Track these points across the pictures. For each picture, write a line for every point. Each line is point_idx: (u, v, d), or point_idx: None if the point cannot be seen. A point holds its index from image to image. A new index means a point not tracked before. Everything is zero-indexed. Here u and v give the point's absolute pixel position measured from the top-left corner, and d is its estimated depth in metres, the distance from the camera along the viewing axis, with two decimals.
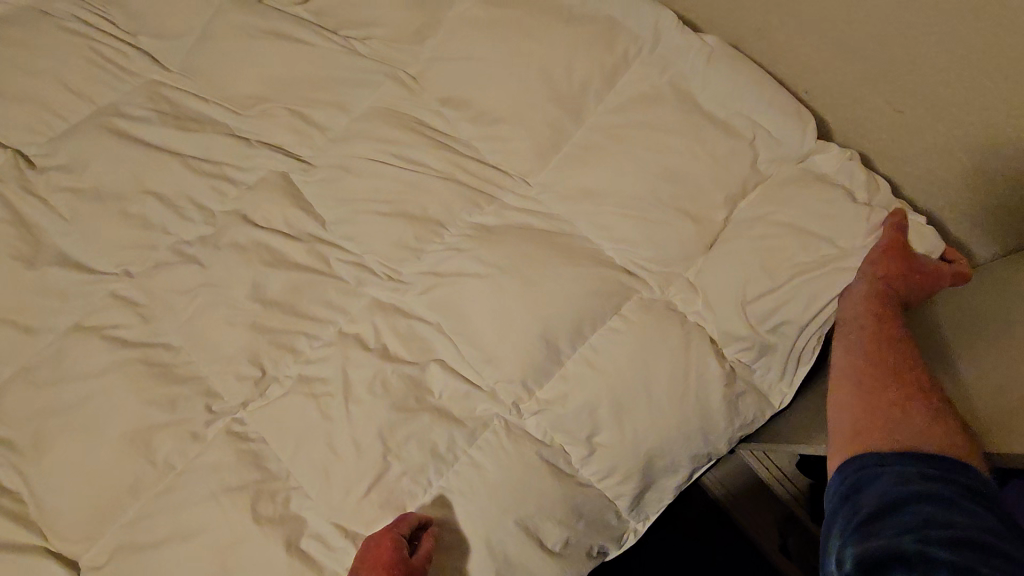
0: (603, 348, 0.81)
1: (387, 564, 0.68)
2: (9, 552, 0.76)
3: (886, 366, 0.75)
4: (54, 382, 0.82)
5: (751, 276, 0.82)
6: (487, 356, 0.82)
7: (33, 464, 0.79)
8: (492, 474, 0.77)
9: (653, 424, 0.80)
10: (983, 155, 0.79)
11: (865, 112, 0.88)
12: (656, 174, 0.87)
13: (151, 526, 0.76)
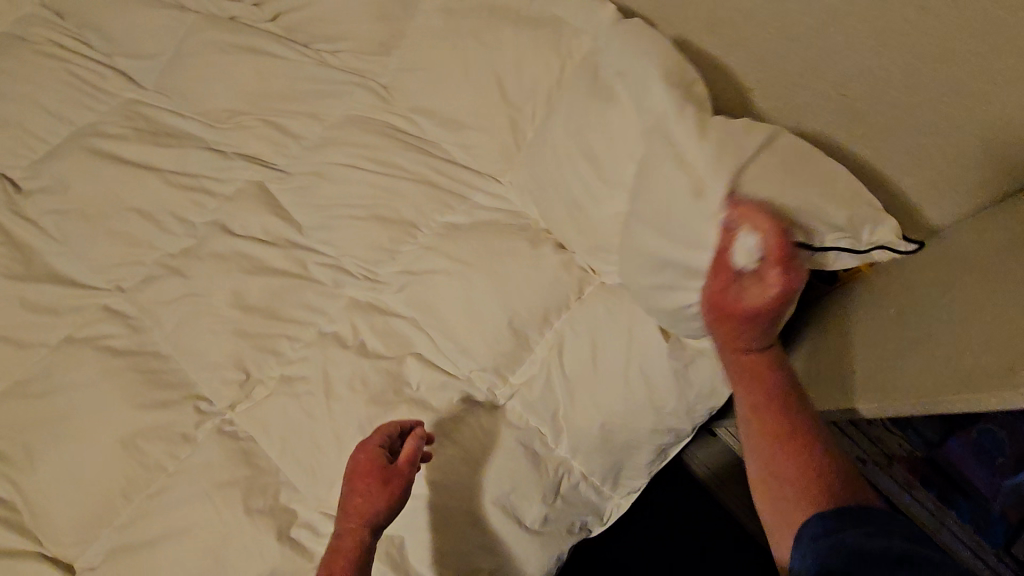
0: (566, 331, 0.85)
1: (365, 474, 0.72)
2: (8, 559, 0.78)
3: (777, 428, 0.67)
4: (45, 393, 0.85)
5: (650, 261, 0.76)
6: (462, 348, 0.85)
7: (27, 473, 0.82)
8: (470, 458, 0.81)
9: (604, 412, 0.82)
10: (980, 117, 0.68)
11: (809, 96, 0.81)
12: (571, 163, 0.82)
13: (145, 526, 0.79)
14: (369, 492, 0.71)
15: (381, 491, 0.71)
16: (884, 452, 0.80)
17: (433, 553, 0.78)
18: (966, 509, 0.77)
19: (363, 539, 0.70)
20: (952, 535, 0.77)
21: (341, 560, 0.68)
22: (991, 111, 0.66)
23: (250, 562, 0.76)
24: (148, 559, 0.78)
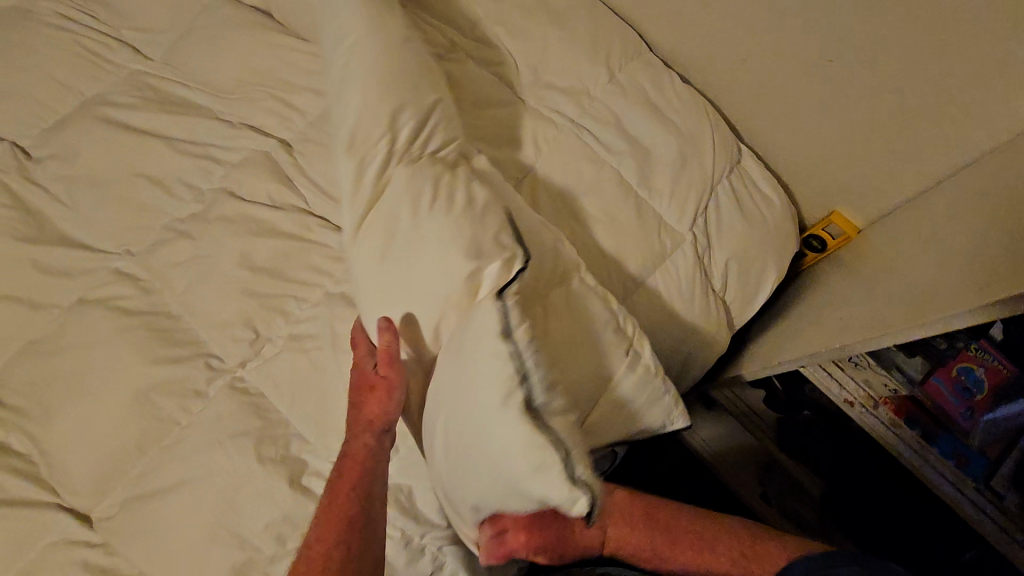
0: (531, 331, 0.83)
1: (366, 387, 0.77)
2: (25, 508, 0.81)
3: (652, 542, 0.82)
4: (58, 351, 0.87)
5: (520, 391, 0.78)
6: None
7: (43, 428, 0.84)
8: None
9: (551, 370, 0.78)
10: (887, 118, 0.96)
11: (784, 96, 1.06)
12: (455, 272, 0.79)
13: (160, 476, 0.82)
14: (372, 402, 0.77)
15: (380, 400, 0.76)
16: (872, 394, 0.87)
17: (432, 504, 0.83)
18: (949, 442, 0.81)
19: (369, 443, 0.76)
20: (941, 475, 0.80)
21: (353, 462, 0.75)
22: (918, 117, 0.92)
23: (263, 506, 0.80)
24: (163, 508, 0.80)
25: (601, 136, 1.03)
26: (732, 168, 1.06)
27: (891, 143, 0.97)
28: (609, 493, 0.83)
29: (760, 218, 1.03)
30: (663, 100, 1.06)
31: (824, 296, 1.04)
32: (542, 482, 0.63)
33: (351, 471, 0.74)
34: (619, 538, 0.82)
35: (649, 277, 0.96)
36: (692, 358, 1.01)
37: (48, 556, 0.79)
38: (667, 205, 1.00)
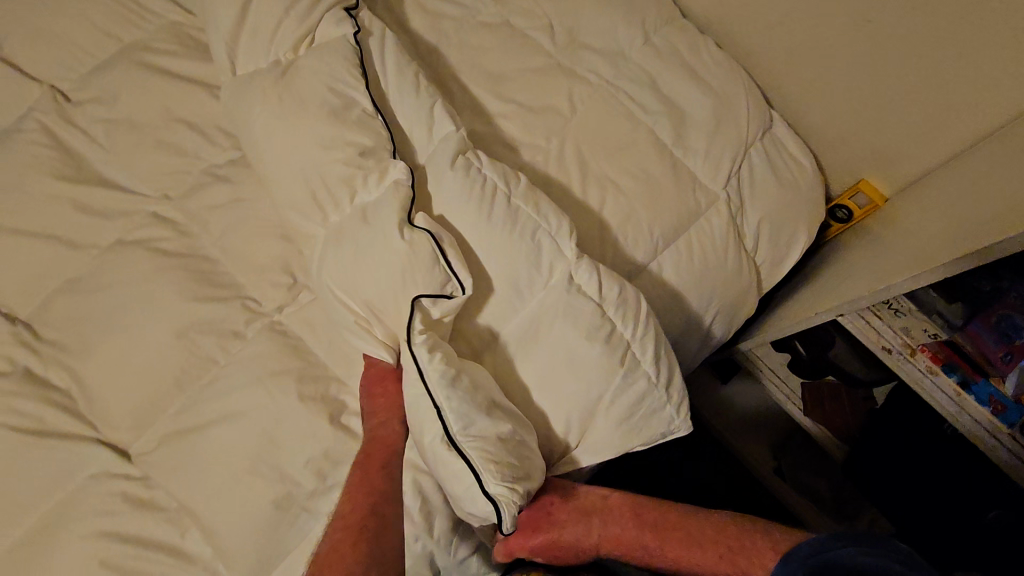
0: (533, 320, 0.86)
1: (391, 380, 0.83)
2: (62, 440, 0.80)
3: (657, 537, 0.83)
4: (98, 289, 0.88)
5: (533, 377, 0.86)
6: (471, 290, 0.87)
7: (83, 362, 0.85)
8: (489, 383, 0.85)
9: (543, 363, 0.86)
10: (916, 76, 0.96)
11: (814, 50, 1.05)
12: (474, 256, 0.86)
13: (200, 412, 0.83)
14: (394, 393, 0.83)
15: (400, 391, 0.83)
16: (911, 340, 0.82)
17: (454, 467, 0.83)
18: (984, 389, 0.79)
19: (397, 430, 0.81)
20: (974, 420, 0.78)
21: (381, 445, 0.80)
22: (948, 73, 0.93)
23: (304, 441, 0.81)
24: (203, 445, 0.81)
25: (635, 97, 1.04)
26: (765, 132, 1.07)
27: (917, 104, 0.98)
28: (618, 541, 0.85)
29: (792, 183, 1.04)
30: (698, 64, 1.07)
31: (844, 267, 1.04)
32: (456, 420, 0.74)
33: (378, 453, 0.79)
34: (611, 539, 0.85)
35: (682, 234, 0.97)
36: (722, 318, 1.02)
37: (89, 489, 0.79)
38: (702, 166, 1.01)
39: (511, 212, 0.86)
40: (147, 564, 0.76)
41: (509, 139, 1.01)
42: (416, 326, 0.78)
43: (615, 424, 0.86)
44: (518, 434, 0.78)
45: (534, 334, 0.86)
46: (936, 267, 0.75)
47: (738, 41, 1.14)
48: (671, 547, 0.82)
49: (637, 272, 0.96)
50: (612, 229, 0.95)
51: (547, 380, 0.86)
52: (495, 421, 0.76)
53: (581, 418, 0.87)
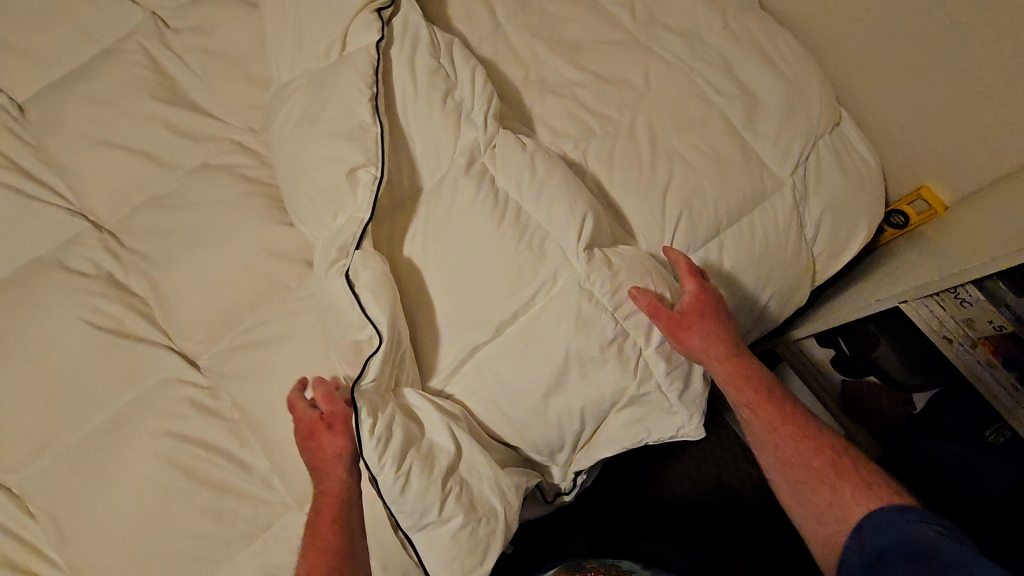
0: (530, 326, 0.81)
1: (324, 428, 0.74)
2: (139, 343, 0.85)
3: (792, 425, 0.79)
4: (181, 206, 0.91)
5: (523, 391, 0.81)
6: (463, 288, 0.81)
7: (162, 272, 0.88)
8: (491, 383, 0.83)
9: (538, 380, 0.80)
10: (992, 76, 0.93)
11: (891, 43, 1.04)
12: (462, 262, 0.81)
13: (267, 330, 0.86)
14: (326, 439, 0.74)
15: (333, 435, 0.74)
16: (971, 331, 0.81)
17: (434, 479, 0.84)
18: None
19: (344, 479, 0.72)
20: None
21: (327, 500, 0.70)
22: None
23: None
24: (268, 363, 0.84)
25: (712, 80, 1.05)
26: (834, 128, 1.08)
27: (988, 106, 0.95)
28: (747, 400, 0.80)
29: (855, 180, 1.06)
30: (775, 55, 1.08)
31: (865, 297, 1.01)
32: (407, 517, 0.75)
33: (330, 509, 0.70)
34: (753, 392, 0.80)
35: (743, 216, 0.99)
36: (773, 303, 1.04)
37: (159, 391, 0.83)
38: (769, 156, 1.02)
39: (519, 221, 0.82)
40: (208, 465, 0.80)
41: (583, 107, 1.02)
42: (368, 422, 0.72)
43: (622, 425, 0.86)
44: (491, 485, 0.79)
45: (525, 343, 0.81)
46: (994, 264, 0.74)
47: (816, 33, 1.14)
48: (794, 436, 0.78)
49: (695, 250, 0.97)
50: (676, 203, 0.96)
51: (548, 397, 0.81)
52: (447, 513, 0.76)
53: (586, 424, 0.85)
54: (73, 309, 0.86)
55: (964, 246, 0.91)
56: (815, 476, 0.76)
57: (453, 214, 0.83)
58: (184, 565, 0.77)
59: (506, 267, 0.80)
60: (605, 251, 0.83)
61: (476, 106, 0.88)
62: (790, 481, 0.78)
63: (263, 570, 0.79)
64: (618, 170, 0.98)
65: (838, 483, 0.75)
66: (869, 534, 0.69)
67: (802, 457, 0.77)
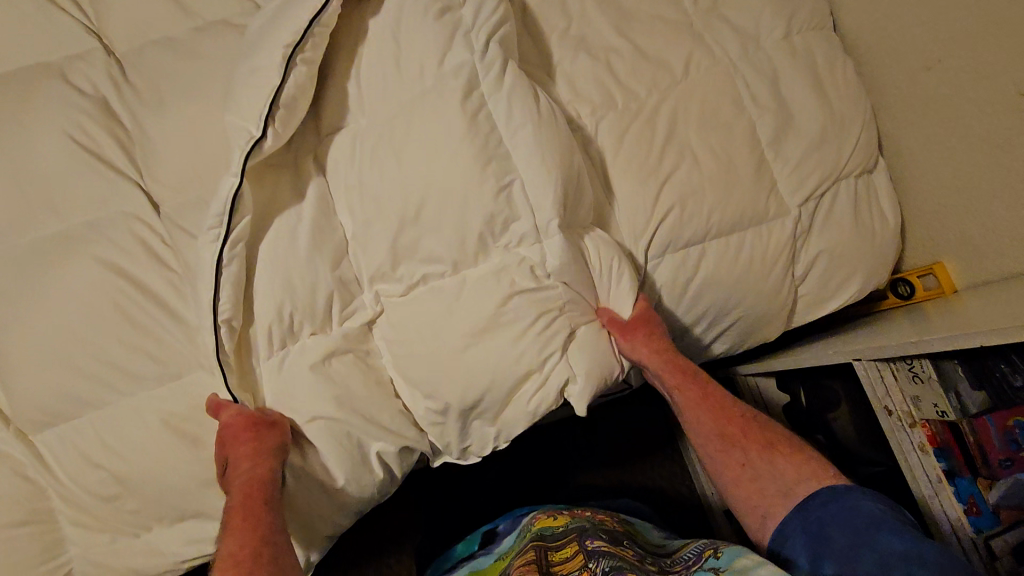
0: (477, 271, 0.82)
1: (248, 425, 0.77)
2: (111, 172, 0.87)
3: (739, 423, 0.83)
4: (187, 53, 0.91)
5: (448, 333, 0.81)
6: (418, 214, 0.80)
7: (149, 112, 0.89)
8: (421, 310, 0.82)
9: (448, 395, 0.82)
10: None
11: (954, 102, 0.96)
12: (424, 190, 0.79)
13: None
14: (235, 476, 0.75)
15: (255, 425, 0.77)
16: (916, 411, 0.76)
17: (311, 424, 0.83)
18: (967, 486, 0.73)
19: (274, 469, 0.76)
20: (944, 512, 0.73)
21: (253, 486, 0.74)
22: None
23: (310, 260, 0.83)
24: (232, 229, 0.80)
25: (752, 87, 1.00)
26: (862, 174, 1.03)
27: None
28: (693, 403, 0.85)
29: (866, 233, 1.01)
30: (828, 82, 1.02)
31: (825, 346, 0.97)
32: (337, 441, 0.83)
33: (256, 491, 0.74)
34: (697, 403, 0.85)
35: (738, 232, 0.96)
36: (741, 327, 1.01)
37: (117, 222, 0.86)
38: (784, 181, 0.98)
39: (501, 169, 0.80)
40: (138, 304, 0.83)
41: (613, 76, 0.99)
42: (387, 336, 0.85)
43: (523, 401, 0.85)
44: (427, 401, 0.84)
45: (474, 290, 0.81)
46: (951, 341, 0.70)
47: (880, 74, 1.06)
48: (713, 415, 0.84)
49: (675, 249, 0.94)
50: (671, 200, 0.93)
51: (463, 410, 0.83)
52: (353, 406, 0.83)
53: (498, 386, 0.82)
54: (60, 120, 0.88)
55: (937, 323, 0.87)
56: (729, 445, 0.82)
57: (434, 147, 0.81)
58: (89, 386, 0.80)
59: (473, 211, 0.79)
60: (591, 237, 0.86)
61: (483, 25, 0.82)
62: (713, 454, 0.83)
63: (158, 416, 0.80)
64: (624, 150, 0.95)
65: (749, 447, 0.81)
66: (812, 508, 0.72)
67: (721, 427, 0.83)
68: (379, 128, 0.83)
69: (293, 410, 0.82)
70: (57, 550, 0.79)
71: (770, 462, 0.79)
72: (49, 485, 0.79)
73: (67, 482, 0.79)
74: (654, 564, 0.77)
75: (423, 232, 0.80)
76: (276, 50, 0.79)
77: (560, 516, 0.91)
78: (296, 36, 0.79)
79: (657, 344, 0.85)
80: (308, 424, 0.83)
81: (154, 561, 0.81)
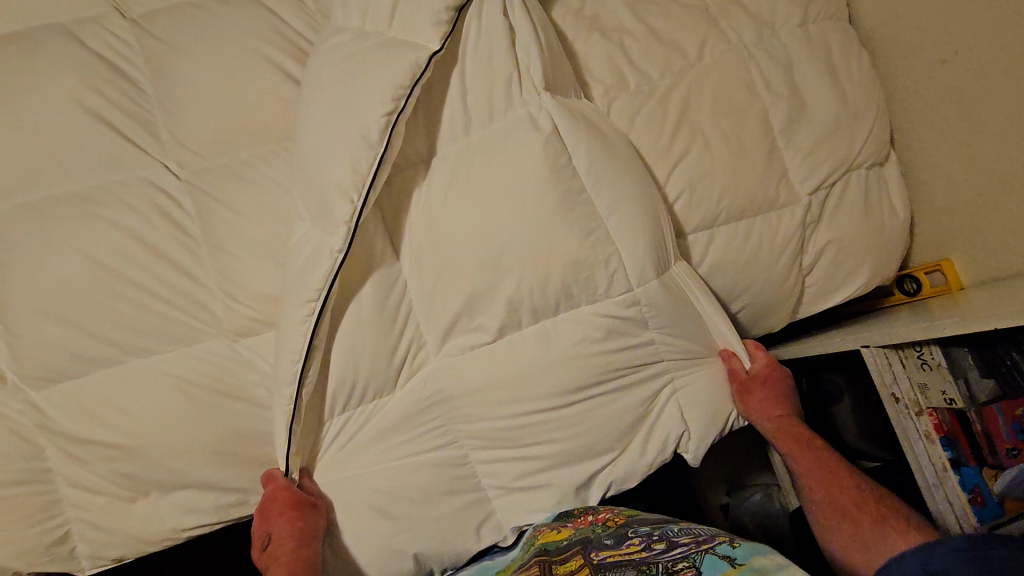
0: (568, 321, 0.81)
1: (289, 502, 0.79)
2: (119, 134, 0.86)
3: (848, 493, 0.79)
4: (198, 18, 0.91)
5: (528, 392, 0.81)
6: (436, 189, 0.81)
7: (159, 75, 0.89)
8: (427, 279, 0.82)
9: (534, 460, 0.84)
10: None
11: (967, 94, 0.96)
12: (450, 165, 0.81)
13: (257, 167, 0.87)
14: (280, 552, 0.77)
15: (294, 502, 0.79)
16: (922, 399, 0.75)
17: (357, 455, 0.84)
18: (972, 476, 0.73)
19: (315, 550, 0.78)
20: (947, 501, 0.73)
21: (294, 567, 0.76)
22: None
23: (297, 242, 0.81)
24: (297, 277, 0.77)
25: (766, 73, 0.99)
26: (874, 166, 1.03)
27: None
28: (813, 473, 0.82)
29: (876, 225, 1.00)
30: (842, 70, 1.02)
31: (837, 335, 0.96)
32: (393, 526, 0.84)
33: (299, 570, 0.76)
34: (809, 466, 0.83)
35: (748, 218, 0.95)
36: (748, 317, 1.00)
37: (124, 184, 0.85)
38: (795, 169, 0.97)
39: (509, 141, 0.79)
40: (143, 267, 0.82)
41: (625, 57, 0.98)
42: (433, 385, 0.83)
43: (631, 453, 0.86)
44: (492, 473, 0.86)
45: (572, 339, 0.80)
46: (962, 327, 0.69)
47: (893, 66, 1.06)
48: (830, 489, 0.80)
49: (685, 234, 0.94)
50: (681, 183, 0.93)
51: (550, 466, 0.85)
52: (387, 401, 0.84)
53: (585, 445, 0.84)
54: (65, 79, 0.87)
55: (948, 315, 0.85)
56: (841, 516, 0.78)
57: (444, 121, 0.82)
58: (92, 346, 0.80)
59: (488, 185, 0.78)
60: (665, 274, 0.84)
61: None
62: (821, 523, 0.80)
63: (161, 379, 0.80)
64: (636, 131, 0.94)
65: (861, 520, 0.76)
66: None
67: (833, 497, 0.80)
68: (444, 168, 0.81)
69: (376, 479, 0.84)
70: (55, 508, 0.79)
71: (879, 535, 0.73)
72: (49, 444, 0.78)
73: (69, 441, 0.78)
74: (661, 542, 0.72)
75: (435, 205, 0.81)
76: (375, 110, 0.74)
77: (560, 527, 0.83)
78: (398, 100, 0.74)
79: (767, 394, 0.87)
80: (381, 489, 0.84)
81: (154, 526, 0.80)
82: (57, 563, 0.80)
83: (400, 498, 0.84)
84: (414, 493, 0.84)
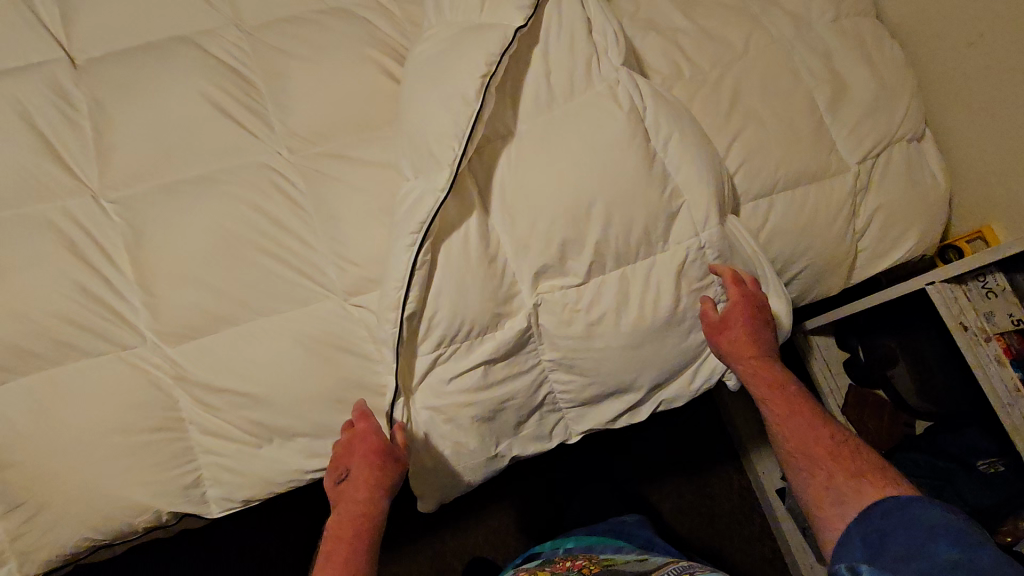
0: (647, 266, 0.90)
1: (376, 450, 0.81)
2: (237, 124, 0.98)
3: (822, 443, 0.82)
4: (307, 27, 1.04)
5: (613, 320, 0.89)
6: (525, 154, 0.89)
7: (273, 74, 1.01)
8: (516, 235, 0.88)
9: (599, 382, 0.93)
10: None
11: (995, 70, 1.05)
12: (539, 132, 0.90)
13: (360, 150, 0.97)
14: (352, 497, 0.81)
15: (379, 454, 0.82)
16: (990, 326, 0.84)
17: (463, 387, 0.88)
18: None
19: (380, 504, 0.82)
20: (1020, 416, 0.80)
21: (358, 518, 0.80)
22: None
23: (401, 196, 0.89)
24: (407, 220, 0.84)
25: (807, 61, 1.10)
26: (912, 140, 1.12)
27: None
28: (786, 423, 0.84)
29: (919, 192, 1.09)
30: (875, 58, 1.13)
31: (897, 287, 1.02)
32: (483, 437, 0.92)
33: (362, 519, 0.80)
34: (783, 413, 0.85)
35: (800, 186, 1.04)
36: (807, 281, 1.08)
37: (242, 165, 0.96)
38: (839, 144, 1.07)
39: (593, 114, 0.89)
40: (259, 235, 0.91)
41: (680, 50, 1.09)
42: (534, 322, 0.90)
43: (684, 378, 0.98)
44: (576, 391, 0.95)
45: (657, 279, 0.90)
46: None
47: (924, 52, 1.16)
48: (803, 439, 0.83)
49: (746, 200, 1.02)
50: (738, 156, 1.02)
51: (618, 390, 0.95)
52: (484, 341, 0.88)
53: (648, 373, 0.93)
54: (192, 78, 0.99)
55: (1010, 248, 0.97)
56: (813, 466, 0.81)
57: (529, 96, 0.91)
58: (216, 305, 0.88)
59: (575, 151, 0.88)
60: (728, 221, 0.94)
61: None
62: (795, 471, 0.83)
63: (278, 334, 0.88)
64: (695, 113, 1.05)
65: (835, 473, 0.79)
66: (874, 518, 0.72)
67: (804, 446, 0.82)
68: (534, 132, 0.90)
69: (477, 399, 0.89)
70: (188, 453, 0.88)
71: (852, 488, 0.77)
72: (182, 394, 0.87)
73: (201, 392, 0.86)
74: None
75: (524, 169, 0.89)
76: (476, 82, 0.85)
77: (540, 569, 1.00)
78: (490, 65, 0.85)
79: (744, 340, 0.88)
80: (477, 416, 0.90)
81: (280, 468, 0.89)
82: (190, 503, 0.89)
83: (500, 415, 0.92)
84: (512, 411, 0.92)
